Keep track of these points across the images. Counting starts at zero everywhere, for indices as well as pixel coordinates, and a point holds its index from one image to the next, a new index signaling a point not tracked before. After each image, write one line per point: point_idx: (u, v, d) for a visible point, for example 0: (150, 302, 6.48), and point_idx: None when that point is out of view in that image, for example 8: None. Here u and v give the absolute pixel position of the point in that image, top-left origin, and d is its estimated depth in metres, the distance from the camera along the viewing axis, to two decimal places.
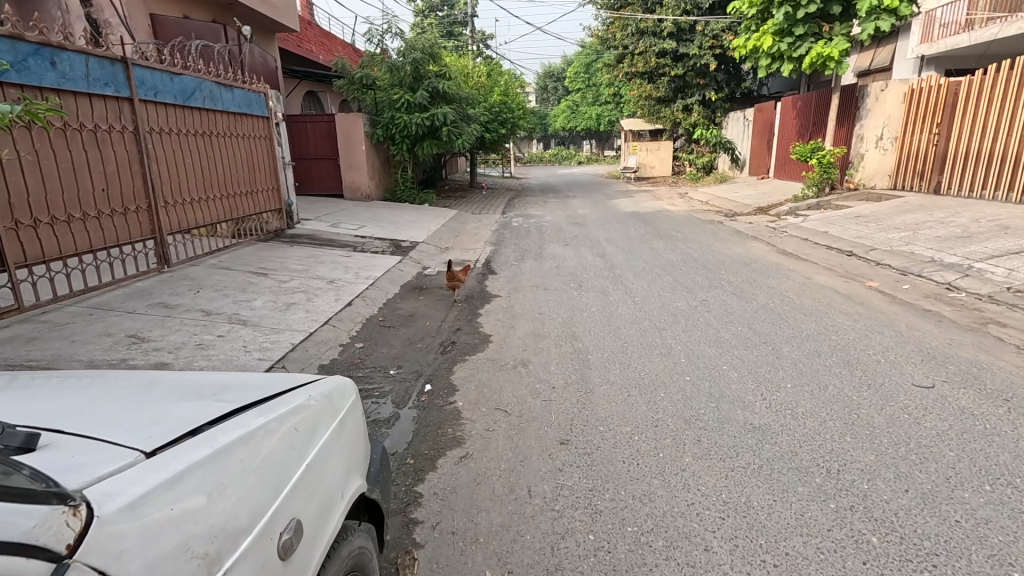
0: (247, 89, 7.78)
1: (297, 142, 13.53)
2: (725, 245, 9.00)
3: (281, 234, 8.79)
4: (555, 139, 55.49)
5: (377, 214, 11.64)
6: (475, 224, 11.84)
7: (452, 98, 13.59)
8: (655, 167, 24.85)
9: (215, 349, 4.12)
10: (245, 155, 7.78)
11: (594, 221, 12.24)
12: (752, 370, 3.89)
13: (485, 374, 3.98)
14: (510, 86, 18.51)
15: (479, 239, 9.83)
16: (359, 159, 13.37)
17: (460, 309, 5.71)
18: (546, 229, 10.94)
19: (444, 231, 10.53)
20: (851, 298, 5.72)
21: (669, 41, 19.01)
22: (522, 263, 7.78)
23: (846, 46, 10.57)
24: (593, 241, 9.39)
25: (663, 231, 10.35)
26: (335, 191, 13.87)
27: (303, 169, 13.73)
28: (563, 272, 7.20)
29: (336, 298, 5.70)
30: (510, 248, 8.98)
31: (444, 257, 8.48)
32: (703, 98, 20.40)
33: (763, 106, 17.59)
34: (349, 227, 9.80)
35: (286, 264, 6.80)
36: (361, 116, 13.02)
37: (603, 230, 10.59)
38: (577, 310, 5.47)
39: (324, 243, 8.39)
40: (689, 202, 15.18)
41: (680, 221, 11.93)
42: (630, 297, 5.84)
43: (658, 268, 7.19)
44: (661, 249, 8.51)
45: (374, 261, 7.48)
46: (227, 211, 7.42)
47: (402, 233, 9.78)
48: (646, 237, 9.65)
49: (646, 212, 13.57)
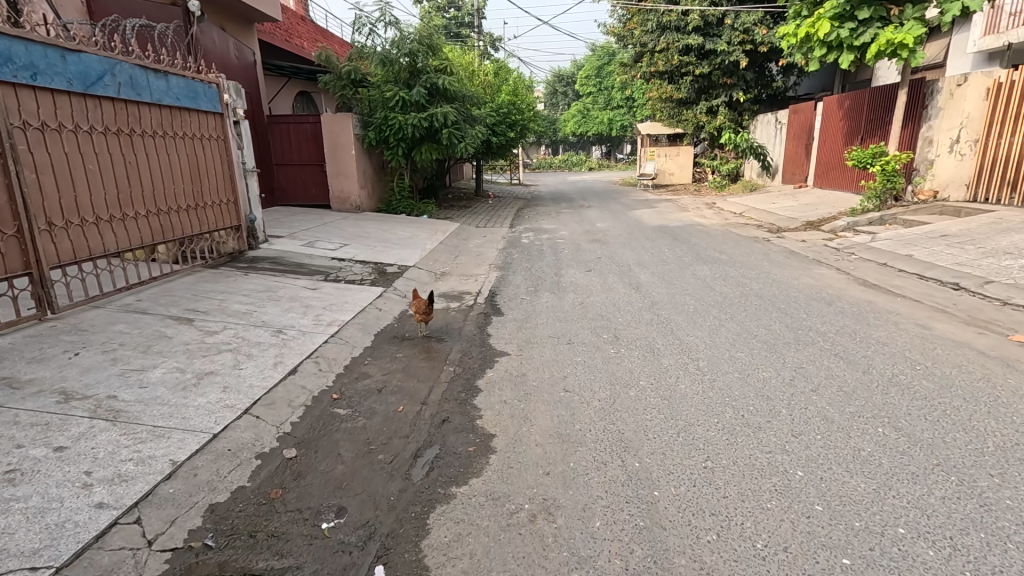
0: (188, 78, 6.16)
1: (279, 146, 11.99)
2: (784, 270, 7.32)
3: (240, 257, 7.18)
4: (564, 144, 54.08)
5: (365, 229, 10.04)
6: (478, 241, 10.22)
7: (454, 97, 12.01)
8: (674, 174, 23.21)
9: (29, 484, 2.45)
10: (187, 161, 6.16)
11: (616, 236, 10.57)
12: (957, 545, 2.19)
13: (483, 541, 2.29)
14: (519, 84, 16.89)
15: (482, 261, 8.18)
16: (348, 165, 11.82)
17: (451, 376, 4.03)
18: (563, 247, 9.30)
19: (440, 251, 8.90)
20: (1010, 364, 4.00)
21: (694, 36, 17.32)
22: (535, 297, 6.09)
23: (921, 32, 8.89)
24: (621, 264, 7.74)
25: (703, 251, 8.65)
26: (322, 201, 12.30)
27: (287, 176, 12.19)
28: (590, 312, 5.52)
29: (276, 362, 4.04)
30: (519, 273, 7.33)
31: (440, 286, 6.81)
32: (730, 99, 18.69)
33: (799, 107, 15.92)
34: (327, 246, 8.18)
35: (227, 304, 5.15)
36: (349, 116, 11.50)
37: (629, 249, 8.94)
38: (619, 384, 3.78)
39: (288, 269, 6.77)
40: (721, 214, 13.48)
41: (718, 237, 10.23)
42: (689, 360, 4.16)
43: (714, 309, 5.50)
44: (708, 278, 6.83)
45: (345, 296, 5.82)
46: (163, 232, 5.81)
47: (390, 254, 8.16)
48: (684, 259, 7.97)
49: (676, 226, 11.88)
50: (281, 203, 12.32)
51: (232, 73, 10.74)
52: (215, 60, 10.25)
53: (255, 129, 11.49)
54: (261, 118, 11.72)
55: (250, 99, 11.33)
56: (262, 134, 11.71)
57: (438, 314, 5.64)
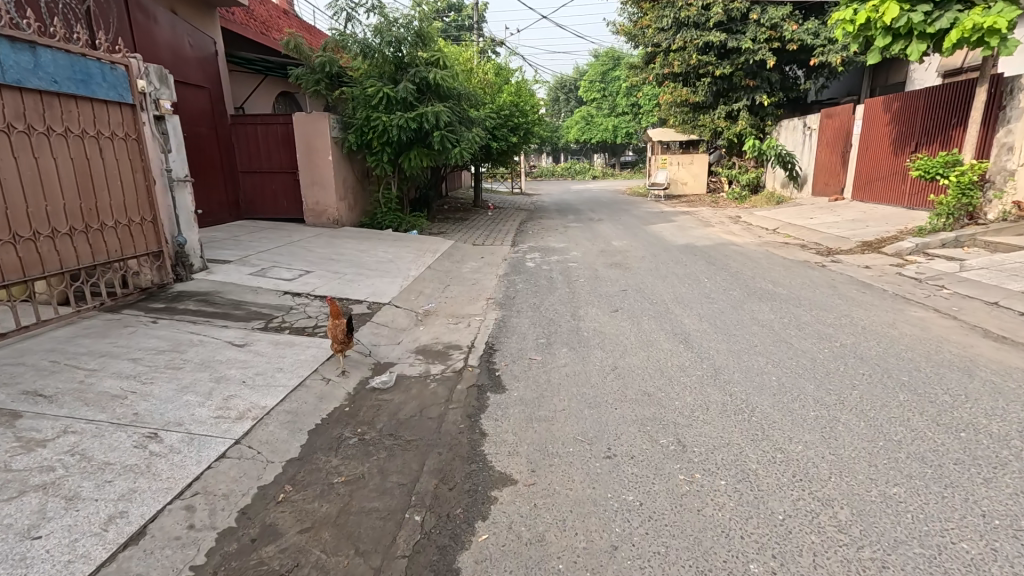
0: (75, 54, 4.51)
1: (245, 150, 10.36)
2: (867, 311, 5.66)
3: (161, 291, 5.49)
4: (566, 152, 52.65)
5: (339, 250, 8.38)
6: (473, 264, 8.57)
7: (448, 95, 10.41)
8: (688, 184, 21.64)
9: None
10: (72, 167, 4.50)
11: (638, 258, 8.91)
12: None
13: None
14: (522, 85, 15.35)
15: (478, 296, 6.51)
16: (324, 174, 10.21)
17: (416, 540, 2.35)
18: (576, 275, 7.66)
19: (426, 279, 7.23)
20: None
21: (716, 33, 15.76)
22: (547, 357, 4.42)
23: (1015, 16, 7.32)
24: (652, 301, 6.11)
25: (751, 282, 7.01)
26: (295, 214, 10.67)
27: (254, 185, 10.55)
28: (629, 386, 3.85)
29: (117, 513, 2.35)
30: (525, 315, 5.67)
31: (420, 333, 5.13)
32: (753, 102, 17.09)
33: (833, 111, 14.41)
34: (282, 275, 6.51)
35: (97, 381, 3.48)
36: (326, 117, 9.93)
37: (658, 278, 7.31)
38: (712, 573, 2.13)
39: (219, 313, 5.09)
40: (753, 231, 11.82)
41: (761, 261, 8.59)
42: (815, 504, 2.51)
43: (806, 383, 3.84)
44: (773, 326, 5.17)
45: (283, 358, 4.14)
46: (30, 266, 4.16)
47: (361, 285, 6.48)
48: (731, 294, 6.33)
49: (704, 246, 10.23)
50: (247, 216, 10.67)
51: (187, 64, 9.17)
52: (164, 48, 8.70)
53: (216, 131, 9.88)
54: (224, 118, 10.12)
55: (210, 95, 9.73)
56: (225, 136, 10.09)
57: (412, 388, 3.95)
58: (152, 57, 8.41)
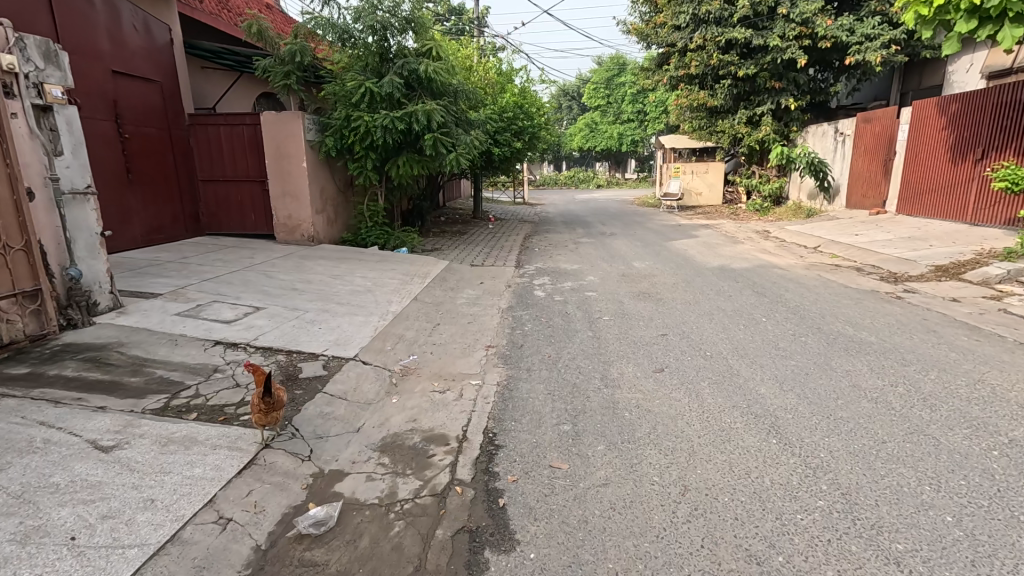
0: None
1: (205, 155, 8.90)
2: (1000, 372, 4.19)
3: (37, 344, 3.99)
4: (568, 160, 51.30)
5: (308, 276, 6.91)
6: (471, 293, 7.10)
7: (442, 92, 8.98)
8: (702, 195, 20.39)
9: None
10: None
11: (667, 284, 7.43)
12: None
13: None
14: (527, 86, 13.99)
15: (475, 344, 5.02)
16: (297, 183, 8.75)
17: None
18: (597, 310, 6.17)
19: (411, 317, 5.75)
20: None
21: (740, 29, 14.39)
22: (576, 468, 2.92)
23: None
24: (704, 354, 4.62)
25: (821, 322, 5.53)
26: (264, 229, 9.19)
27: (216, 195, 9.07)
28: (717, 536, 2.36)
29: None
30: (538, 378, 4.17)
31: (392, 412, 3.63)
32: (778, 106, 15.70)
33: (874, 114, 12.97)
34: (220, 316, 5.01)
35: None
36: (299, 116, 8.49)
37: (701, 315, 5.83)
38: None
39: (105, 383, 3.58)
40: (792, 250, 10.33)
41: (818, 289, 7.11)
42: None
43: (1008, 533, 2.34)
44: (888, 400, 3.68)
45: (164, 477, 2.64)
46: None
47: (323, 330, 4.99)
48: (806, 345, 4.83)
49: (741, 268, 8.76)
50: (209, 232, 9.19)
51: (132, 52, 7.72)
52: (103, 33, 7.25)
53: (170, 133, 8.40)
54: (181, 119, 8.66)
55: (162, 91, 8.27)
56: (181, 139, 8.63)
57: (364, 534, 2.44)
58: (85, 42, 6.96)
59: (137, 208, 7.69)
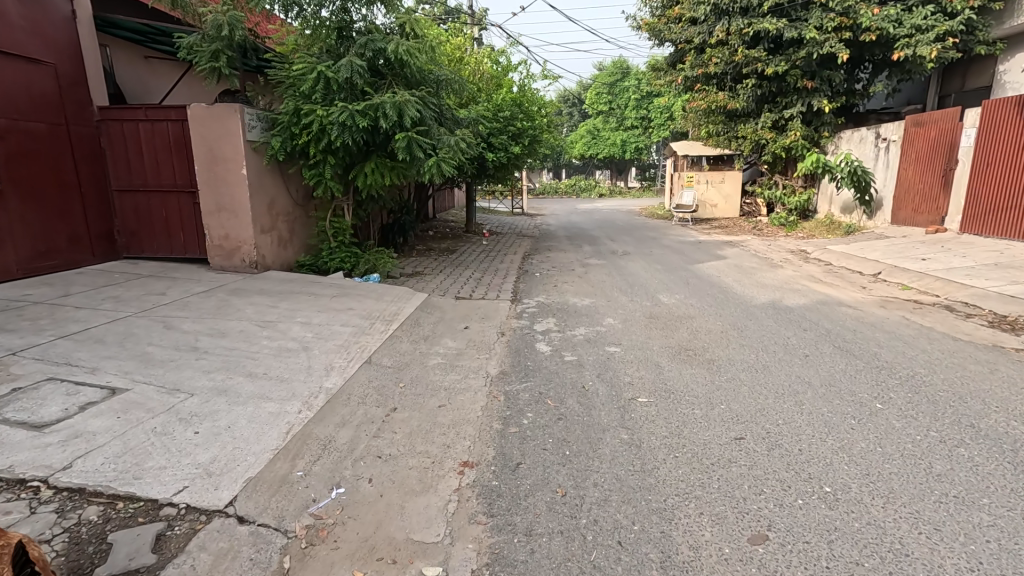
0: None
1: (120, 158, 7.05)
2: None
3: None
4: (568, 168, 49.51)
5: (225, 323, 5.05)
6: (450, 346, 5.25)
7: (420, 81, 7.15)
8: (717, 206, 18.62)
9: None
10: None
11: (713, 333, 5.55)
12: None
13: None
14: (526, 83, 12.22)
15: (442, 460, 3.14)
16: (235, 195, 6.92)
17: None
18: (625, 381, 4.31)
19: (354, 400, 3.89)
20: None
21: (770, 19, 12.69)
22: None
23: None
24: (823, 493, 2.76)
25: (971, 414, 3.66)
26: (196, 252, 7.33)
27: (135, 209, 7.21)
28: None
29: None
30: (544, 561, 2.32)
31: None
32: (809, 108, 13.96)
33: (930, 116, 11.19)
34: (36, 415, 3.14)
35: None
36: (236, 109, 6.65)
37: (781, 396, 3.98)
38: None
39: None
40: (847, 279, 8.50)
41: (921, 343, 5.24)
42: None
43: None
44: None
45: None
46: None
47: (199, 435, 3.13)
48: (976, 468, 2.98)
49: (799, 304, 6.90)
50: (128, 255, 7.34)
51: (9, 23, 5.87)
52: None
53: (68, 130, 6.55)
54: (87, 113, 6.82)
55: (58, 77, 6.43)
56: (86, 138, 6.77)
57: None
58: None
59: (12, 227, 5.83)
